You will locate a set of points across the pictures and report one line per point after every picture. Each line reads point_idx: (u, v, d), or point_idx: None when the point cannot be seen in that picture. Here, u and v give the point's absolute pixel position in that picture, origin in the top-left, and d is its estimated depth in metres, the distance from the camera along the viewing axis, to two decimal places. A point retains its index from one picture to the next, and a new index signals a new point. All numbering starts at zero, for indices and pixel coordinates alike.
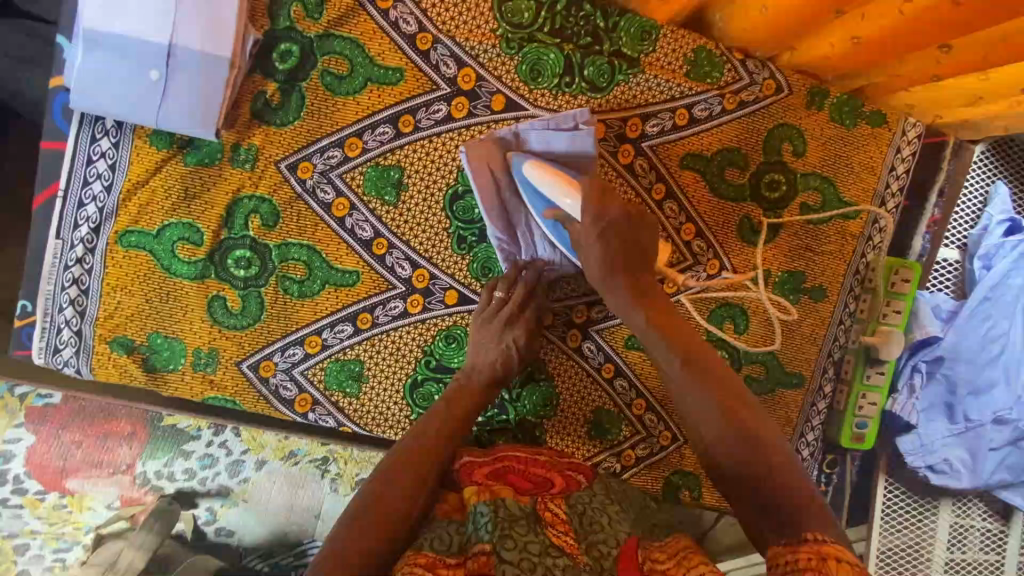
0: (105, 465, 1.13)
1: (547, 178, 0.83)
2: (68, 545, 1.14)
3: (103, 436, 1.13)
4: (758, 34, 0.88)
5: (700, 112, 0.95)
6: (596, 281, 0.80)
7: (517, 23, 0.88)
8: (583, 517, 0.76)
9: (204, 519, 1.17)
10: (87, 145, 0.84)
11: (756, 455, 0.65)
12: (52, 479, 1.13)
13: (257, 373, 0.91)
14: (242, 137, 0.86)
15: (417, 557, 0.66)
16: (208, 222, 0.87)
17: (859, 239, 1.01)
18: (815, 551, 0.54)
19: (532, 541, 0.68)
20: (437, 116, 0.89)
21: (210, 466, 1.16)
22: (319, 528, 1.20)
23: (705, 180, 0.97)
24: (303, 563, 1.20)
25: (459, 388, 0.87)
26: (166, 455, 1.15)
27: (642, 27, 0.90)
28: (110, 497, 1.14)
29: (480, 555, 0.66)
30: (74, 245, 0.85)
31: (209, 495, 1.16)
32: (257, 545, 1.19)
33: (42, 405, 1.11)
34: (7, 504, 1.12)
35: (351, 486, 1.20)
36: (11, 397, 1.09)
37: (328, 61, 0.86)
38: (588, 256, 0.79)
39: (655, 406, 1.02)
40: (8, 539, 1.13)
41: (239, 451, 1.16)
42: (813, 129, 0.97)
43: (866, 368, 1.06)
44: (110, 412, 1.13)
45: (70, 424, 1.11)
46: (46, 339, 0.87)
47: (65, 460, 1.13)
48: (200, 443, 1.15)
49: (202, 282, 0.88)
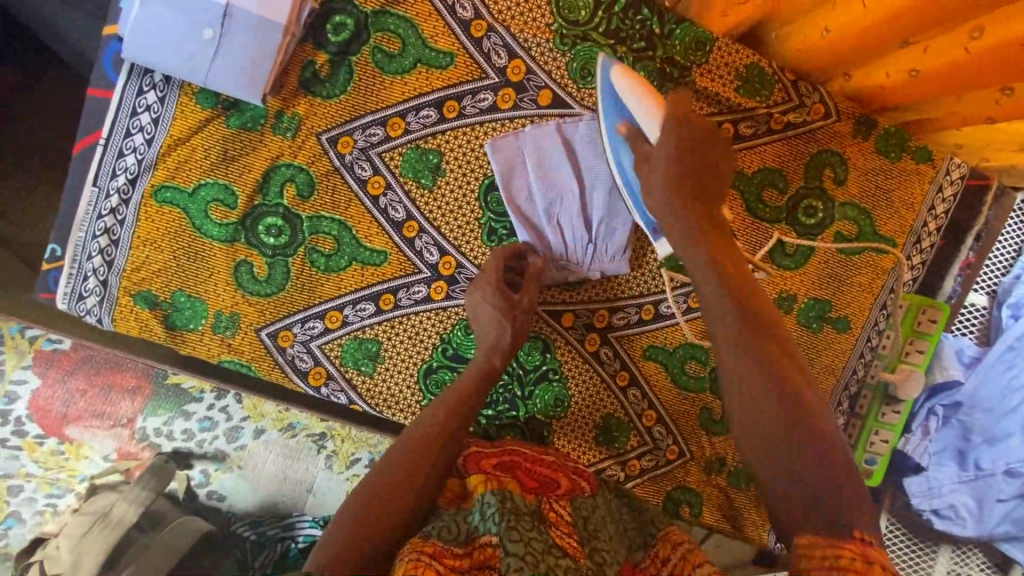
0: (107, 417, 1.16)
1: (636, 92, 0.80)
2: (61, 491, 1.16)
3: (107, 387, 1.16)
4: (815, 56, 0.87)
5: (746, 129, 0.94)
6: (656, 207, 0.80)
7: (573, 20, 0.87)
8: (586, 522, 0.76)
9: (197, 479, 1.18)
10: (133, 96, 0.84)
11: (797, 411, 0.65)
12: (54, 424, 1.15)
13: (274, 342, 0.91)
14: (287, 106, 0.86)
15: (424, 545, 0.64)
16: (243, 186, 0.87)
17: (890, 275, 1.00)
18: (860, 553, 0.54)
19: (536, 538, 0.66)
20: (483, 105, 0.89)
21: (209, 429, 1.18)
22: (310, 502, 1.20)
23: (743, 199, 0.96)
24: (290, 536, 1.17)
25: (479, 366, 0.84)
26: (167, 414, 1.17)
27: (698, 37, 0.89)
28: (107, 449, 1.16)
29: (487, 547, 0.67)
30: (110, 194, 0.85)
31: (204, 458, 1.18)
32: (246, 512, 1.19)
33: (49, 350, 1.14)
34: (7, 444, 1.14)
35: (346, 465, 1.20)
36: (22, 339, 1.13)
37: (381, 39, 0.86)
38: (654, 175, 0.79)
39: (665, 419, 1.01)
40: (4, 478, 1.14)
41: (239, 417, 1.18)
42: (857, 158, 0.96)
43: (882, 406, 1.05)
44: (117, 364, 1.15)
45: (77, 371, 1.14)
46: (71, 285, 0.87)
47: (67, 407, 1.15)
48: (201, 406, 1.17)
49: (232, 245, 0.88)
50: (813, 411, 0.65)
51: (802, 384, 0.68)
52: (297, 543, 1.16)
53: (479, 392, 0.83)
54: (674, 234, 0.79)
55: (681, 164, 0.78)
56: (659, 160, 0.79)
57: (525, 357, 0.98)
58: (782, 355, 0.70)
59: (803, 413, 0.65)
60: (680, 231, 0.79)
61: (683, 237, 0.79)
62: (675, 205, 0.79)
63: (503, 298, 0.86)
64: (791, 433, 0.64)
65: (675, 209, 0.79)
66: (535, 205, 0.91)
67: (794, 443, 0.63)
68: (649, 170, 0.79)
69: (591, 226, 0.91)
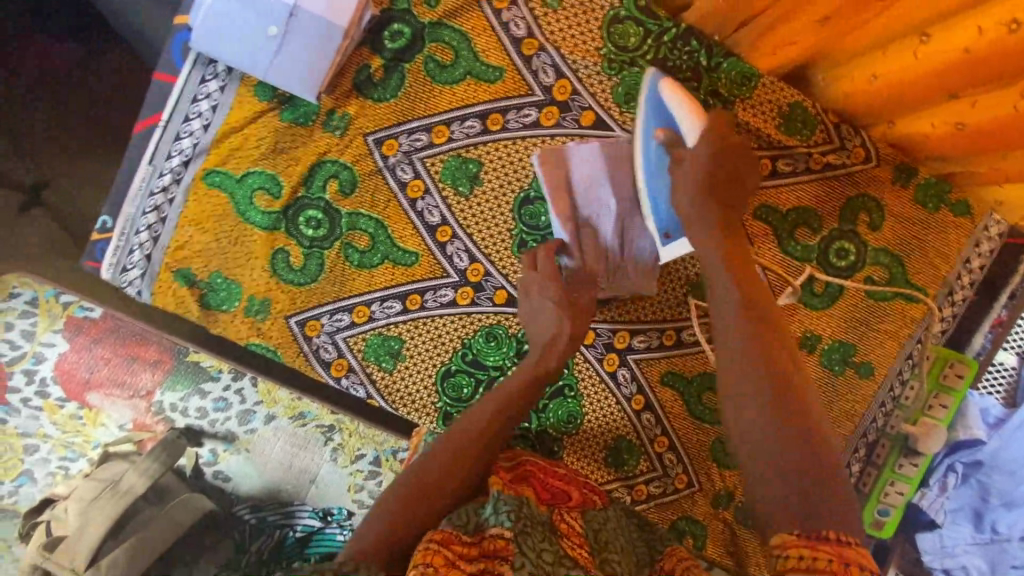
0: (127, 386, 1.19)
1: (681, 101, 0.82)
2: (75, 455, 1.18)
3: (130, 358, 1.20)
4: (860, 101, 0.87)
5: (784, 166, 0.95)
6: (684, 206, 0.81)
7: (622, 46, 0.89)
8: (597, 535, 0.77)
9: (206, 458, 1.19)
10: (196, 84, 0.87)
11: (809, 455, 0.67)
12: (76, 389, 1.18)
13: (302, 330, 0.93)
14: (339, 105, 0.89)
15: (434, 532, 0.65)
16: (290, 177, 0.90)
17: (919, 325, 0.99)
18: (836, 555, 0.57)
19: (547, 549, 0.67)
20: (526, 120, 0.91)
21: (223, 409, 1.20)
22: (313, 493, 1.21)
23: (775, 235, 0.97)
24: (288, 524, 1.19)
25: (517, 374, 0.84)
26: (183, 391, 1.20)
27: (744, 73, 0.91)
28: (124, 417, 1.19)
29: (496, 539, 0.66)
30: (163, 173, 0.89)
31: (215, 437, 1.19)
32: (250, 495, 1.19)
33: (81, 316, 1.19)
34: (29, 404, 1.18)
35: (351, 459, 1.22)
36: (56, 303, 1.19)
37: (435, 49, 0.89)
38: (687, 172, 0.80)
39: (677, 447, 1.01)
40: (22, 437, 1.18)
41: (252, 402, 1.21)
42: (894, 205, 0.96)
43: (900, 458, 1.03)
44: (143, 337, 1.20)
45: (104, 339, 1.18)
46: (117, 257, 0.90)
47: (91, 373, 1.19)
48: (218, 385, 1.20)
49: (272, 233, 0.90)
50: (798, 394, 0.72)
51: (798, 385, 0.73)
52: (294, 531, 1.19)
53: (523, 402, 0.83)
54: (699, 229, 0.81)
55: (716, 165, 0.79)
56: (691, 169, 0.80)
57: None
58: (777, 339, 0.76)
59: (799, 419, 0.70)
60: (705, 229, 0.81)
61: (707, 235, 0.80)
62: (705, 205, 0.80)
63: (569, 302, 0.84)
64: (791, 477, 0.66)
65: (703, 213, 0.80)
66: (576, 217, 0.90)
67: (797, 481, 0.66)
68: (680, 175, 0.81)
69: (626, 242, 0.92)
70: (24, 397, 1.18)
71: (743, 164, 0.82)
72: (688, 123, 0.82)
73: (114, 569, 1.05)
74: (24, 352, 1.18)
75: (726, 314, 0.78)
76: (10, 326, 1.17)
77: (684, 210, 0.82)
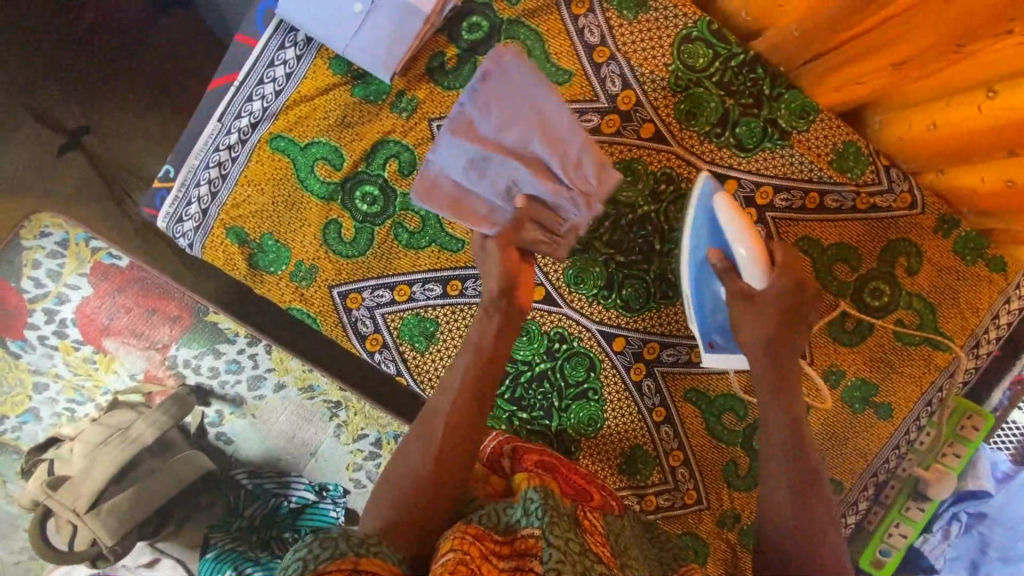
0: (143, 338, 1.22)
1: (733, 221, 0.83)
2: (83, 399, 1.21)
3: (150, 311, 1.23)
4: (915, 147, 0.88)
5: (831, 202, 0.96)
6: (751, 321, 0.84)
7: (690, 65, 0.91)
8: (617, 540, 0.79)
9: (211, 418, 1.21)
10: (274, 49, 0.90)
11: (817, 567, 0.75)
12: (94, 334, 1.22)
13: (343, 301, 0.95)
14: (409, 87, 0.92)
15: (468, 527, 0.69)
16: (352, 152, 0.92)
17: (941, 373, 1.01)
18: None
19: (573, 540, 0.68)
20: (588, 125, 0.93)
21: (235, 372, 1.22)
22: (311, 465, 1.21)
23: (814, 266, 0.98)
24: (284, 494, 1.19)
25: (447, 402, 0.80)
26: (199, 348, 1.22)
27: (804, 105, 0.92)
28: (135, 367, 1.22)
29: (528, 538, 0.68)
30: (231, 132, 0.91)
31: (223, 399, 1.21)
32: (249, 460, 1.21)
33: (108, 264, 1.23)
34: (45, 343, 1.22)
35: (353, 438, 1.21)
36: (85, 248, 1.23)
37: (509, 45, 0.91)
38: (757, 305, 0.83)
39: (691, 463, 1.02)
40: (33, 374, 1.21)
41: (265, 367, 1.22)
42: (934, 253, 0.98)
43: (908, 501, 1.04)
44: (165, 291, 1.23)
45: (127, 288, 1.22)
46: (175, 207, 0.93)
47: (111, 320, 1.22)
48: (233, 348, 1.22)
49: (328, 203, 0.93)
50: (820, 512, 0.78)
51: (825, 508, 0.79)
52: (290, 501, 1.19)
53: (468, 426, 0.79)
54: (753, 337, 0.84)
55: (781, 302, 0.83)
56: (762, 305, 0.83)
57: (570, 370, 1.00)
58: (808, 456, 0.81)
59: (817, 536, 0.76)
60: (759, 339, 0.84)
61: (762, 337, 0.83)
62: (768, 326, 0.83)
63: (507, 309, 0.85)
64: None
65: (766, 332, 0.83)
66: (494, 179, 0.86)
67: (796, 525, 0.77)
68: (748, 305, 0.83)
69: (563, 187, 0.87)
70: (42, 335, 1.22)
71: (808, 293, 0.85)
72: (742, 244, 0.82)
73: (116, 512, 1.15)
74: (48, 292, 1.22)
75: (771, 422, 0.83)
76: (39, 264, 1.22)
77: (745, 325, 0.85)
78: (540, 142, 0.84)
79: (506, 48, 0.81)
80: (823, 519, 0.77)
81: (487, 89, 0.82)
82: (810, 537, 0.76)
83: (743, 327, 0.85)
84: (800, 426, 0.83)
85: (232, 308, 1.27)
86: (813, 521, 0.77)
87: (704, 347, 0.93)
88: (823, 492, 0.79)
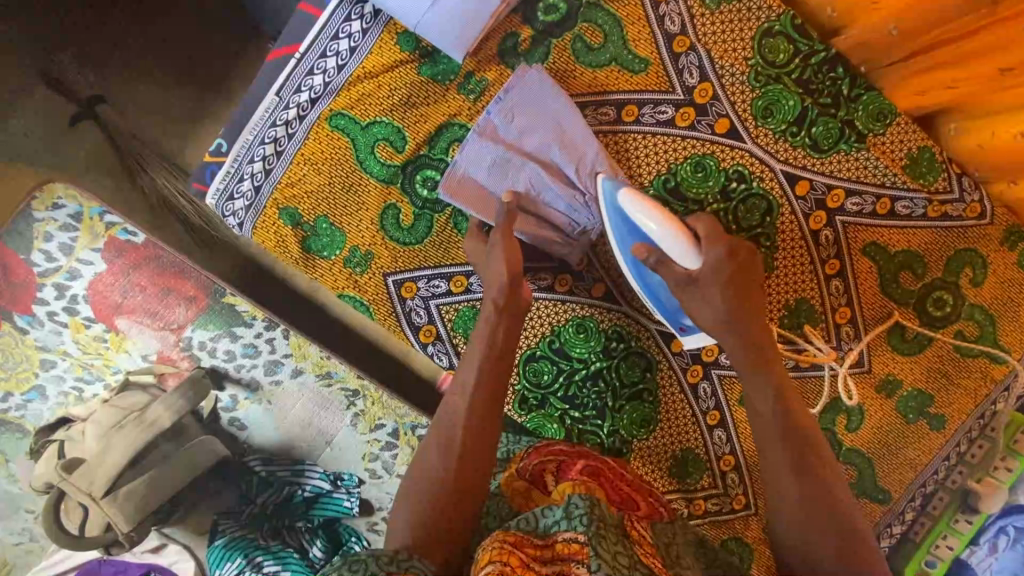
0: (159, 318, 1.15)
1: (638, 205, 0.81)
2: (91, 378, 1.14)
3: (166, 290, 1.15)
4: (992, 155, 0.85)
5: (901, 209, 0.94)
6: (712, 324, 0.81)
7: (771, 60, 0.88)
8: (669, 547, 0.73)
9: (224, 403, 1.15)
10: (339, 21, 0.85)
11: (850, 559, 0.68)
12: (105, 311, 1.13)
13: (398, 290, 0.92)
14: (479, 69, 0.88)
15: (507, 534, 0.64)
16: (415, 133, 0.88)
17: (996, 386, 0.99)
18: None
19: (620, 553, 0.62)
20: (661, 117, 0.90)
21: (251, 356, 1.16)
22: (325, 455, 1.17)
23: (878, 273, 0.97)
24: (297, 482, 1.16)
25: (462, 406, 0.78)
26: (214, 331, 1.16)
27: (882, 107, 0.89)
28: (148, 348, 1.14)
29: (570, 544, 0.63)
30: (289, 106, 0.87)
31: (237, 383, 1.16)
32: (262, 447, 1.16)
33: (123, 240, 1.14)
34: (54, 319, 1.13)
35: (370, 427, 1.18)
36: (99, 222, 1.14)
37: (585, 29, 0.88)
38: (704, 299, 0.80)
39: (742, 468, 1.00)
40: (40, 350, 1.12)
41: (282, 353, 1.16)
42: (998, 264, 0.95)
43: (957, 513, 1.05)
44: (180, 270, 1.15)
45: (142, 267, 1.14)
46: (226, 183, 0.88)
47: (124, 298, 1.14)
48: (250, 331, 1.16)
49: (387, 186, 0.89)
50: (840, 498, 0.73)
51: (842, 496, 0.73)
52: (304, 490, 1.16)
53: (485, 427, 0.77)
54: (726, 342, 0.81)
55: (726, 284, 0.79)
56: (706, 285, 0.79)
57: (625, 370, 0.98)
58: (810, 439, 0.76)
59: (844, 524, 0.70)
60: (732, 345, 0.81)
61: (717, 328, 0.80)
62: (727, 317, 0.80)
63: (513, 307, 0.82)
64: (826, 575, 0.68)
65: (731, 327, 0.80)
66: (515, 182, 0.88)
67: (804, 516, 0.71)
68: (697, 297, 0.80)
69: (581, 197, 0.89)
70: (51, 311, 1.13)
71: (750, 258, 0.82)
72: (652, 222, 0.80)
73: (133, 498, 1.10)
74: (59, 266, 1.12)
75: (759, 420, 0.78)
76: (50, 238, 1.12)
77: (710, 326, 0.81)
78: (558, 148, 0.87)
79: (533, 67, 0.86)
80: (830, 499, 0.72)
81: (508, 102, 0.86)
82: (833, 524, 0.70)
83: (701, 314, 0.81)
84: (790, 406, 0.77)
85: (246, 291, 1.22)
86: (833, 507, 0.71)
87: (677, 332, 0.92)
88: (833, 472, 0.75)
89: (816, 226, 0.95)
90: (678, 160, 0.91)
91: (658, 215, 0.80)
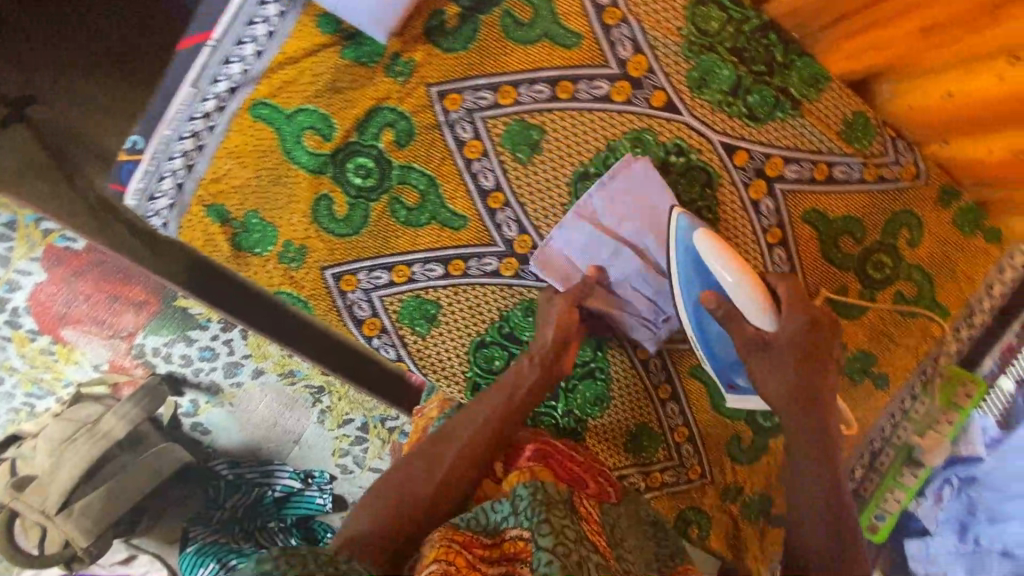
0: (106, 326, 1.10)
1: (720, 254, 0.80)
2: (42, 393, 1.10)
3: (113, 297, 1.10)
4: (924, 117, 0.86)
5: (839, 174, 0.94)
6: (783, 392, 0.81)
7: (704, 30, 0.87)
8: (614, 533, 0.72)
9: (185, 409, 1.12)
10: (254, 5, 0.81)
11: None
12: (50, 323, 1.08)
13: (337, 284, 0.90)
14: (405, 49, 0.85)
15: (455, 533, 0.63)
16: (343, 120, 0.86)
17: (936, 343, 1.01)
18: None
19: (569, 526, 0.60)
20: (596, 92, 0.88)
21: (209, 359, 1.13)
22: (295, 453, 1.16)
23: (820, 241, 0.97)
24: (267, 483, 1.14)
25: (478, 419, 0.81)
26: (168, 335, 1.11)
27: (816, 73, 0.89)
28: (100, 357, 1.10)
29: (517, 541, 0.61)
30: (207, 98, 0.83)
31: (197, 388, 1.13)
32: (228, 451, 1.14)
33: (62, 248, 1.07)
34: None
35: (338, 423, 1.16)
36: (36, 230, 1.07)
37: (513, 4, 0.85)
38: (776, 366, 0.80)
39: (696, 439, 1.01)
40: None
41: (241, 353, 1.13)
42: (933, 224, 0.96)
43: (903, 467, 1.09)
44: (126, 275, 1.09)
45: (86, 274, 1.08)
46: (145, 182, 0.85)
47: (69, 308, 1.08)
48: (206, 334, 1.11)
49: (318, 176, 0.87)
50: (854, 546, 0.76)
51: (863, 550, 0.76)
52: (273, 491, 1.13)
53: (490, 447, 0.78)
54: (793, 407, 0.81)
55: (797, 354, 0.79)
56: (779, 355, 0.80)
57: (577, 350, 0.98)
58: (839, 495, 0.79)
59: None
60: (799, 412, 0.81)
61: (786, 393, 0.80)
62: (797, 387, 0.80)
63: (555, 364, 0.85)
64: None
65: (801, 398, 0.80)
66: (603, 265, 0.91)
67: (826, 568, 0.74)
68: (768, 366, 0.80)
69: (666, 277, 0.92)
70: None
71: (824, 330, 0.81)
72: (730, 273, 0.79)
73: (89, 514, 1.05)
74: None
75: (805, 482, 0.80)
76: None
77: (776, 392, 0.81)
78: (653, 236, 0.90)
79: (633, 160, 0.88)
80: (852, 551, 0.75)
81: (613, 189, 0.89)
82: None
83: (768, 383, 0.81)
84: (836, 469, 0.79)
85: None
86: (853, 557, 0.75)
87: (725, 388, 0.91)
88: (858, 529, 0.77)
89: (756, 195, 0.94)
90: (618, 135, 0.90)
91: (736, 266, 0.79)
